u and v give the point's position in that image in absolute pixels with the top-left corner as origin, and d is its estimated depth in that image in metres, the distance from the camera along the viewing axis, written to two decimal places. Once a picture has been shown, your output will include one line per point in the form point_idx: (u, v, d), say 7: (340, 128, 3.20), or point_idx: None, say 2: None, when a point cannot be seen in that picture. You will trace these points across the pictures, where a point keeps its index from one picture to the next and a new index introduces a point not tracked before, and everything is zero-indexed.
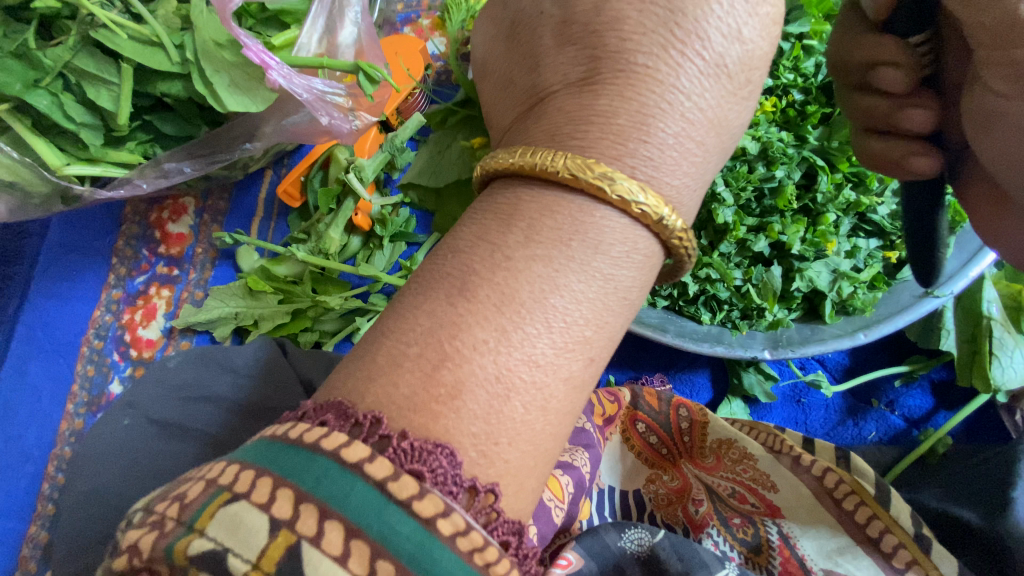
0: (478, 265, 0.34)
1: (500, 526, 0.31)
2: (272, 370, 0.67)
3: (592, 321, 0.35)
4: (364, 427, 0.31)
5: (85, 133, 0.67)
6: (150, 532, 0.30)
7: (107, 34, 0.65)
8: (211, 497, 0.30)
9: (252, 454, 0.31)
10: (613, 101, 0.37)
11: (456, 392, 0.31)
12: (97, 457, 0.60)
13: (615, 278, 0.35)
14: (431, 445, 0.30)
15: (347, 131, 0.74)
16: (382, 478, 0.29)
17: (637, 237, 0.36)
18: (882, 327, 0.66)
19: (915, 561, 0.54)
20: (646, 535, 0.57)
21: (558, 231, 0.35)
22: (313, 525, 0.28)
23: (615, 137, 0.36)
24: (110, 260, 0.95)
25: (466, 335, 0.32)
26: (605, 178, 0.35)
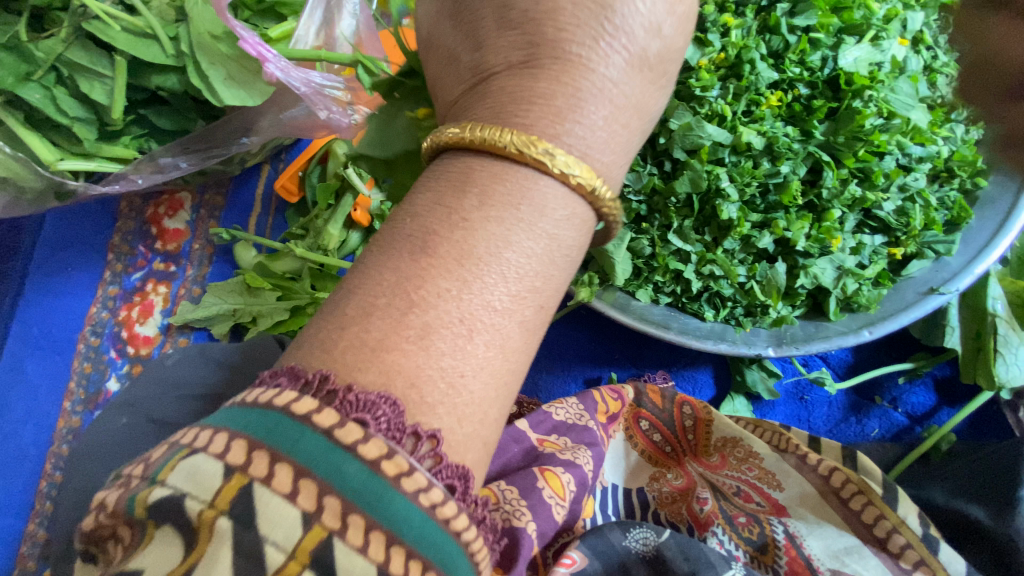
0: (436, 225, 0.35)
1: (443, 471, 0.31)
2: (269, 369, 0.66)
3: (541, 273, 0.36)
4: (313, 384, 0.31)
5: (79, 127, 0.67)
6: (115, 490, 0.31)
7: (99, 26, 0.63)
8: (171, 454, 0.30)
9: (219, 417, 0.31)
10: (551, 81, 0.37)
11: (426, 332, 0.32)
12: (96, 455, 0.60)
13: (560, 242, 0.37)
14: (374, 396, 0.30)
15: (346, 126, 0.72)
16: (329, 426, 0.29)
17: (577, 205, 0.37)
18: (886, 324, 0.67)
19: (922, 561, 0.54)
20: (651, 535, 0.56)
21: (507, 204, 0.35)
22: (264, 467, 0.29)
23: (555, 117, 0.37)
24: (105, 257, 0.94)
25: (430, 284, 0.33)
26: (547, 154, 0.35)
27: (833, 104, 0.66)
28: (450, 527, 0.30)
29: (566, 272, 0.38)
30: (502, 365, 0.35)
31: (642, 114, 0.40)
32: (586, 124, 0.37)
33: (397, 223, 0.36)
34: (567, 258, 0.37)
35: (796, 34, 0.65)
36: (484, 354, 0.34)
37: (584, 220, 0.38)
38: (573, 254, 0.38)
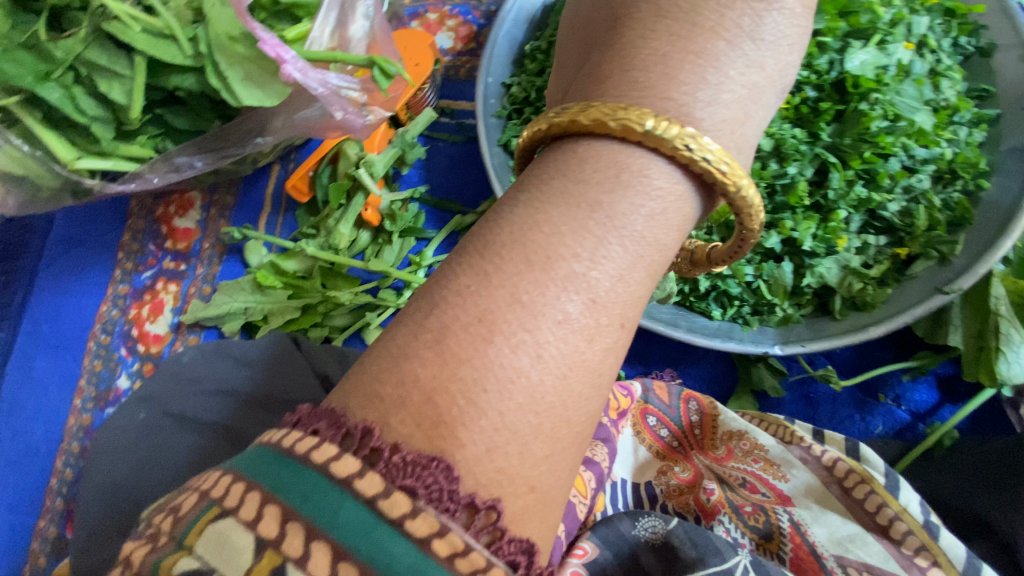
0: (478, 225, 0.36)
1: (508, 546, 0.28)
2: (287, 365, 0.67)
3: (590, 253, 0.33)
4: (355, 438, 0.29)
5: (98, 126, 0.68)
6: (143, 545, 0.29)
7: (118, 26, 0.64)
8: (201, 511, 0.29)
9: (245, 464, 0.30)
10: (617, 56, 0.38)
11: (442, 334, 0.31)
12: (116, 449, 0.61)
13: (610, 203, 0.35)
14: (425, 458, 0.29)
15: (359, 126, 0.74)
16: (372, 496, 0.28)
17: (630, 160, 0.36)
18: (892, 322, 0.66)
19: (925, 547, 0.55)
20: (660, 523, 0.58)
21: (543, 174, 0.37)
22: (298, 545, 0.27)
23: (601, 77, 0.38)
24: (116, 255, 0.95)
25: (451, 282, 0.33)
26: (580, 111, 0.37)
27: (839, 107, 0.69)
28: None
29: (627, 255, 0.35)
30: (543, 384, 0.32)
31: (740, 81, 0.38)
32: (637, 73, 0.37)
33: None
34: (636, 237, 0.35)
35: None
36: (514, 365, 0.31)
37: (639, 174, 0.36)
38: (646, 232, 0.35)
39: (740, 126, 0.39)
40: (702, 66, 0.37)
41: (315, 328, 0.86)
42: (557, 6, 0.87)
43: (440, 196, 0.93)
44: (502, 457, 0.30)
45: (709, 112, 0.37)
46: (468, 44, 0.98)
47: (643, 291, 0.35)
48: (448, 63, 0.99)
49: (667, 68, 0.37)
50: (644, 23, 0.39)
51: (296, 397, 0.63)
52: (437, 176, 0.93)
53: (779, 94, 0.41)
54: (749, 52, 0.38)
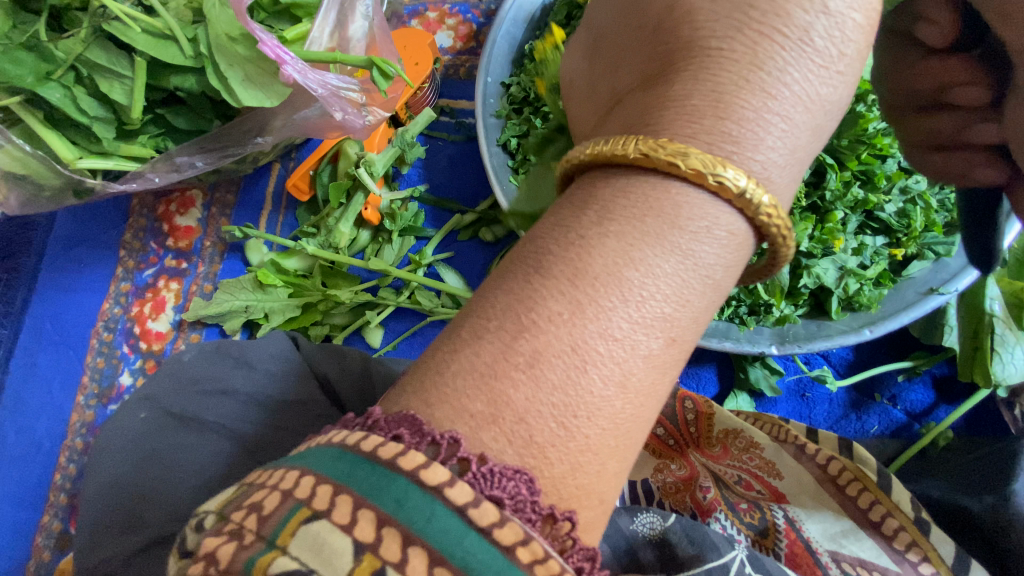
0: (552, 246, 0.33)
1: (575, 554, 0.29)
2: (287, 367, 0.67)
3: (673, 297, 0.32)
4: (442, 448, 0.29)
5: (98, 126, 0.68)
6: (228, 542, 0.29)
7: (119, 27, 0.65)
8: (290, 511, 0.28)
9: (324, 465, 0.29)
10: (702, 98, 0.33)
11: (534, 360, 0.30)
12: (118, 448, 0.61)
13: (696, 253, 0.33)
14: (510, 470, 0.29)
15: (359, 126, 0.74)
16: (463, 504, 0.28)
17: (718, 214, 0.33)
18: (887, 323, 0.68)
19: (914, 543, 0.57)
20: (658, 519, 0.58)
21: (631, 211, 0.33)
22: (397, 550, 0.27)
23: (691, 116, 0.34)
24: (118, 253, 0.95)
25: (540, 307, 0.31)
26: (678, 154, 0.32)
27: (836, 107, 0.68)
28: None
29: (703, 300, 0.33)
30: (621, 409, 0.31)
31: (814, 115, 0.34)
32: (729, 123, 0.33)
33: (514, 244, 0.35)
34: (707, 280, 0.33)
35: None
36: (590, 383, 0.30)
37: (725, 226, 0.33)
38: (716, 275, 0.33)
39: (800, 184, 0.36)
40: (786, 130, 0.33)
41: (315, 326, 0.87)
42: (557, 6, 0.86)
43: (440, 195, 0.93)
44: (582, 474, 0.30)
45: (785, 173, 0.34)
46: (468, 42, 0.98)
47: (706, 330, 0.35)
48: (448, 62, 0.99)
49: (756, 126, 0.33)
50: (742, 67, 0.33)
51: (304, 399, 0.64)
52: (439, 176, 0.94)
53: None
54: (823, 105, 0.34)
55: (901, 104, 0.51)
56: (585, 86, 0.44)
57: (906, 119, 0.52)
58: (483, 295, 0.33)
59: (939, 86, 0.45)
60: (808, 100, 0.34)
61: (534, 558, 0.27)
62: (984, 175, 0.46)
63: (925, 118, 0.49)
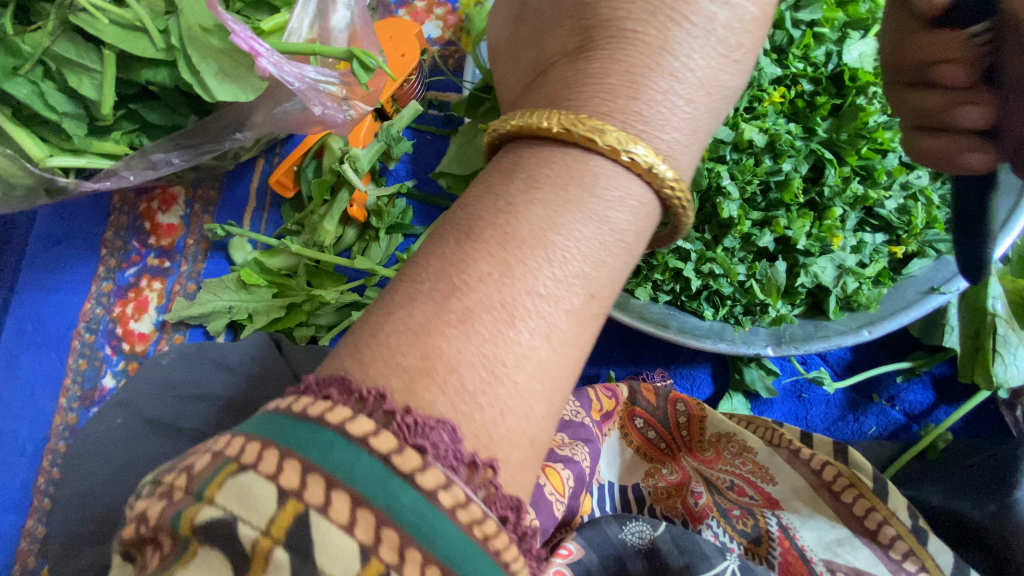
0: (482, 212, 0.33)
1: (497, 501, 0.29)
2: (267, 369, 0.65)
3: (592, 258, 0.33)
4: (368, 403, 0.28)
5: (68, 123, 0.65)
6: (157, 502, 0.29)
7: (86, 18, 0.62)
8: (217, 468, 0.28)
9: (259, 426, 0.29)
10: (617, 77, 0.35)
11: (467, 316, 0.30)
12: (90, 457, 0.59)
13: (613, 220, 0.34)
14: (433, 420, 0.28)
15: (341, 122, 0.71)
16: (386, 452, 0.27)
17: (631, 185, 0.35)
18: (887, 324, 0.65)
19: (912, 552, 0.55)
20: (648, 528, 0.56)
21: (553, 180, 0.34)
22: (319, 494, 0.26)
23: (607, 95, 0.35)
24: (100, 253, 0.93)
25: (471, 268, 0.31)
26: (596, 130, 0.33)
27: (837, 101, 0.68)
28: (500, 561, 0.28)
29: (617, 262, 0.34)
30: (536, 347, 0.31)
31: (713, 91, 0.36)
32: (639, 103, 0.35)
33: (448, 213, 0.36)
34: (621, 243, 0.34)
35: (799, 30, 0.68)
36: (501, 330, 0.31)
37: (637, 200, 0.35)
38: (630, 238, 0.35)
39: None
40: (691, 113, 0.35)
41: (300, 327, 0.85)
42: None
43: (429, 191, 0.91)
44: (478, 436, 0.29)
45: (688, 152, 0.36)
46: (456, 33, 0.96)
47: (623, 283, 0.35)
48: (436, 53, 0.96)
49: (664, 107, 0.35)
50: (653, 51, 0.35)
51: None
52: (425, 170, 0.91)
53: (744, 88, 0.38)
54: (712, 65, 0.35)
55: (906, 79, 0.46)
56: (506, 66, 0.44)
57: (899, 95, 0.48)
58: (416, 262, 0.33)
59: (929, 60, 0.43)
60: (706, 83, 0.35)
61: (456, 502, 0.27)
62: (975, 158, 0.46)
63: (913, 93, 0.46)
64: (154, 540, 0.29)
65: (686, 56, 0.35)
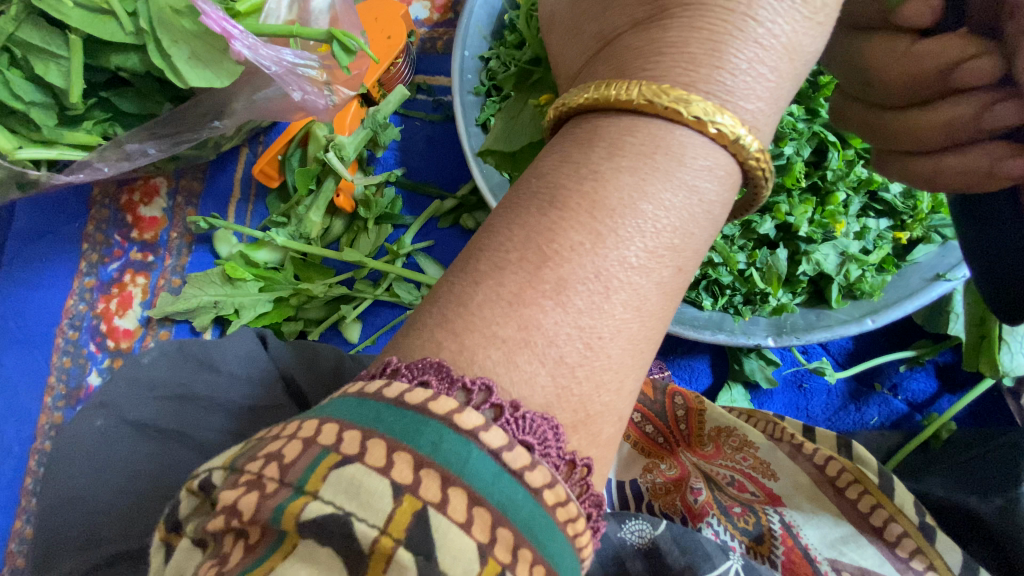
0: (563, 179, 0.30)
1: (587, 499, 0.28)
2: (253, 369, 0.63)
3: (680, 229, 0.30)
4: (473, 394, 0.26)
5: (36, 113, 0.62)
6: (249, 492, 0.25)
7: (50, 1, 0.58)
8: (315, 459, 0.25)
9: (349, 412, 0.26)
10: (700, 45, 0.32)
11: (561, 286, 0.28)
12: (71, 459, 0.57)
13: (700, 190, 0.31)
14: (539, 415, 0.27)
15: (322, 107, 0.69)
16: (497, 447, 0.25)
17: (718, 156, 0.32)
18: (890, 313, 0.63)
19: (919, 550, 0.53)
20: (648, 527, 0.56)
21: (638, 152, 0.30)
22: (437, 491, 0.24)
23: (688, 64, 0.32)
24: (80, 247, 0.90)
25: (561, 236, 0.29)
26: (681, 100, 0.30)
27: None
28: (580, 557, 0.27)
29: (704, 235, 0.32)
30: (629, 322, 0.29)
31: (795, 56, 0.32)
32: (723, 73, 0.31)
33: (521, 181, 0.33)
34: (708, 215, 0.31)
35: None
36: (591, 303, 0.28)
37: (725, 170, 0.32)
38: (715, 210, 0.32)
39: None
40: (774, 82, 0.32)
41: (288, 321, 0.83)
42: None
43: (419, 179, 0.88)
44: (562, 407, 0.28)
45: (771, 122, 0.33)
46: (445, 14, 0.92)
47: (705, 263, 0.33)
48: (424, 34, 0.92)
49: (749, 76, 0.32)
50: (736, 16, 0.31)
51: (267, 408, 0.60)
52: (416, 158, 0.88)
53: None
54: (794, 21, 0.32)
55: (887, 104, 0.40)
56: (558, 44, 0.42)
57: (884, 127, 0.42)
58: (494, 232, 0.30)
59: (944, 67, 0.36)
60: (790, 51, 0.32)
61: (558, 501, 0.26)
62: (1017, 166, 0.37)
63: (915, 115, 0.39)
64: (240, 531, 0.26)
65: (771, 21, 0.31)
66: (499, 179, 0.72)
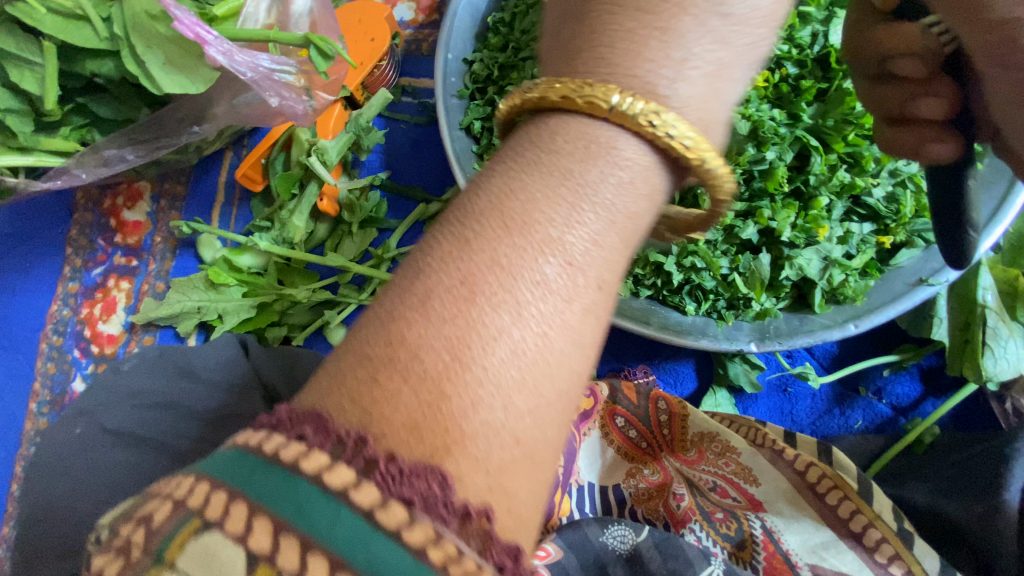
0: (470, 196, 0.30)
1: (494, 550, 0.24)
2: (234, 376, 0.63)
3: (563, 223, 0.28)
4: (348, 447, 0.24)
5: (12, 119, 0.61)
6: (114, 560, 0.24)
7: (22, 7, 0.57)
8: (180, 522, 0.24)
9: (222, 470, 0.25)
10: (573, 27, 0.31)
11: (425, 297, 0.27)
12: (49, 468, 0.57)
13: (579, 171, 0.29)
14: (420, 467, 0.24)
15: (302, 113, 0.68)
16: (370, 507, 0.23)
17: (600, 133, 0.30)
18: (873, 318, 0.62)
19: (898, 556, 0.54)
20: (630, 533, 0.55)
21: (515, 148, 0.30)
22: (294, 559, 0.23)
23: (565, 51, 0.31)
24: (64, 252, 0.89)
25: (477, 249, 0.27)
26: (549, 87, 0.30)
27: (822, 85, 0.65)
28: None
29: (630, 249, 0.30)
30: (525, 341, 0.26)
31: (686, 15, 0.30)
32: (602, 49, 0.30)
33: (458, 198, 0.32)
34: (602, 205, 0.29)
35: None
36: (496, 324, 0.26)
37: (608, 145, 0.30)
38: (609, 193, 0.29)
39: (711, 104, 0.31)
40: (663, 45, 0.30)
41: (272, 327, 0.82)
42: None
43: (405, 183, 0.87)
44: (487, 426, 0.25)
45: (676, 86, 0.30)
46: (430, 15, 0.91)
47: (619, 260, 0.30)
48: (409, 36, 0.92)
49: (629, 43, 0.30)
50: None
51: (246, 415, 0.60)
52: (401, 162, 0.88)
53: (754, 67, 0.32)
54: (716, 28, 0.30)
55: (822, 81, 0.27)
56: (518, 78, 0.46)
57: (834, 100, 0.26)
58: (427, 250, 0.28)
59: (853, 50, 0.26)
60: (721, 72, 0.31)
61: (447, 559, 0.23)
62: None
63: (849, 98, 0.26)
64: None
65: (701, 43, 0.30)
66: None
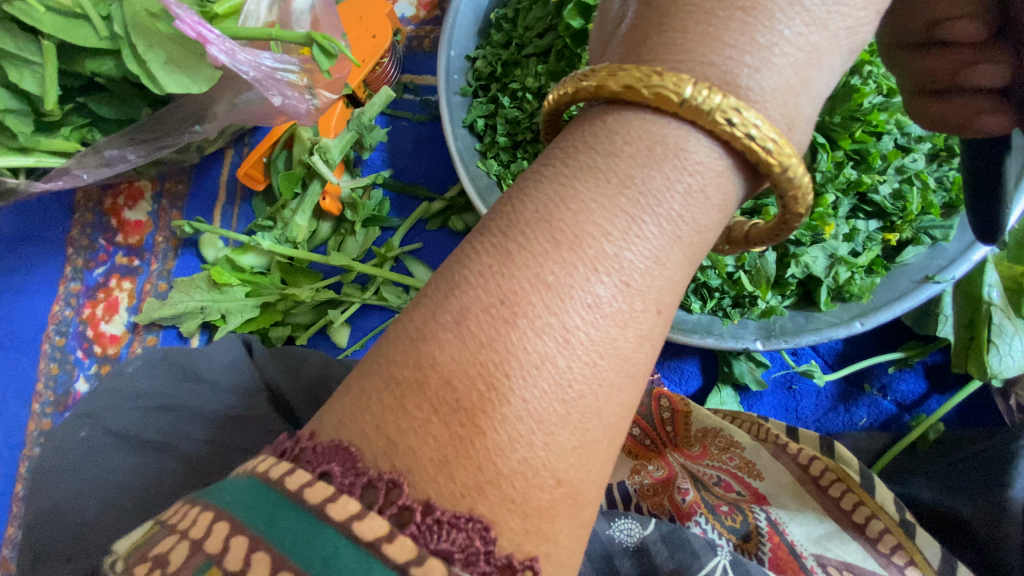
0: (517, 200, 0.29)
1: None
2: (240, 377, 0.63)
3: (621, 237, 0.27)
4: (380, 492, 0.25)
5: (12, 119, 0.61)
6: None
7: (21, 7, 0.56)
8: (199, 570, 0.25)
9: (247, 510, 0.25)
10: (638, 17, 0.30)
11: (461, 316, 0.27)
12: (54, 470, 0.56)
13: (641, 178, 0.28)
14: (463, 518, 0.25)
15: (304, 112, 0.68)
16: (403, 562, 0.24)
17: (663, 130, 0.28)
18: (879, 314, 0.63)
19: (900, 545, 0.53)
20: (637, 526, 0.56)
21: (569, 146, 0.30)
22: None
23: (635, 43, 0.30)
24: (65, 251, 0.89)
25: (523, 270, 0.27)
26: (610, 75, 0.29)
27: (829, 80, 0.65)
28: None
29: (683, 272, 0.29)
30: (573, 370, 0.27)
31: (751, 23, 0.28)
32: (675, 34, 0.29)
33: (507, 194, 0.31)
34: (664, 215, 0.28)
35: None
36: (542, 350, 0.26)
37: (677, 147, 0.28)
38: (673, 203, 0.28)
39: (794, 96, 0.29)
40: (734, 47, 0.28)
41: (276, 327, 0.82)
42: None
43: (408, 180, 0.87)
44: (527, 447, 0.26)
45: (757, 81, 0.28)
46: (432, 11, 0.90)
47: (680, 276, 0.29)
48: (410, 33, 0.91)
49: (699, 34, 0.29)
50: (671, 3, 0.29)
51: (254, 415, 0.60)
52: (403, 160, 0.87)
53: (848, 55, 0.30)
54: (794, 29, 0.29)
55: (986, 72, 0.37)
56: None
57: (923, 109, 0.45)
58: (462, 265, 0.28)
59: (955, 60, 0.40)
60: (777, 76, 0.29)
61: None
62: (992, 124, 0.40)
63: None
64: None
65: (793, 24, 0.28)
66: (485, 181, 0.71)
